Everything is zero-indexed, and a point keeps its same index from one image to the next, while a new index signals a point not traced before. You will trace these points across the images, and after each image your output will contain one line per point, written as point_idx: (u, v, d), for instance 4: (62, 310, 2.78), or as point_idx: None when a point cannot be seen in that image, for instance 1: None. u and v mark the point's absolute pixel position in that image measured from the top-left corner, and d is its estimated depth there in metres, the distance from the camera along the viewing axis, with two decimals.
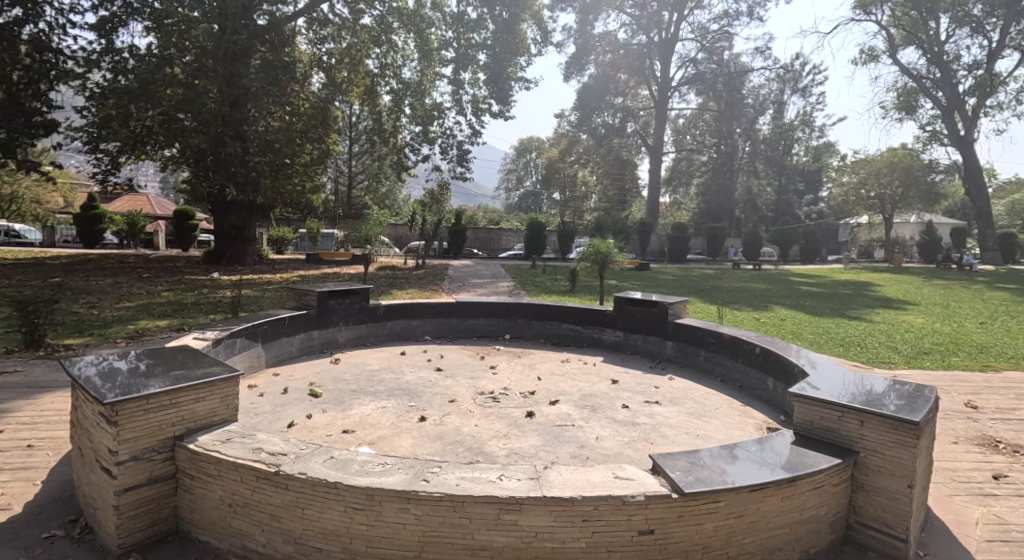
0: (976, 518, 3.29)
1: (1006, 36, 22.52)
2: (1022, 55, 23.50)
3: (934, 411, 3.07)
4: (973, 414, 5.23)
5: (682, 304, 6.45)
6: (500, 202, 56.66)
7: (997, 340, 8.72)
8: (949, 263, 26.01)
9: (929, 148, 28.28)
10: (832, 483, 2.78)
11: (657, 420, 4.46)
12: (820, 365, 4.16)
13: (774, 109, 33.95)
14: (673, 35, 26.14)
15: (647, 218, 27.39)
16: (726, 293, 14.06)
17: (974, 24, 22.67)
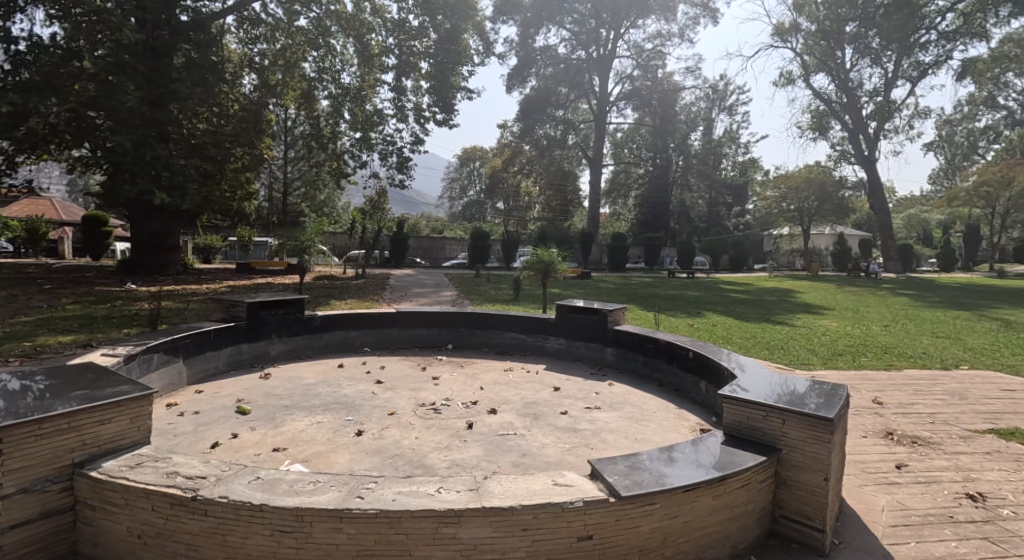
0: (885, 505, 3.54)
1: (900, 67, 24.80)
2: (913, 85, 25.93)
3: (848, 409, 3.27)
4: (879, 409, 5.66)
5: (621, 311, 6.62)
6: (443, 210, 56.32)
7: (900, 342, 9.52)
8: (857, 272, 28.16)
9: (839, 166, 30.66)
10: (759, 479, 2.91)
11: (598, 425, 4.53)
12: (748, 368, 4.38)
13: (704, 126, 35.86)
14: (610, 52, 27.07)
15: (588, 228, 27.99)
16: (664, 300, 14.57)
17: (873, 56, 24.81)
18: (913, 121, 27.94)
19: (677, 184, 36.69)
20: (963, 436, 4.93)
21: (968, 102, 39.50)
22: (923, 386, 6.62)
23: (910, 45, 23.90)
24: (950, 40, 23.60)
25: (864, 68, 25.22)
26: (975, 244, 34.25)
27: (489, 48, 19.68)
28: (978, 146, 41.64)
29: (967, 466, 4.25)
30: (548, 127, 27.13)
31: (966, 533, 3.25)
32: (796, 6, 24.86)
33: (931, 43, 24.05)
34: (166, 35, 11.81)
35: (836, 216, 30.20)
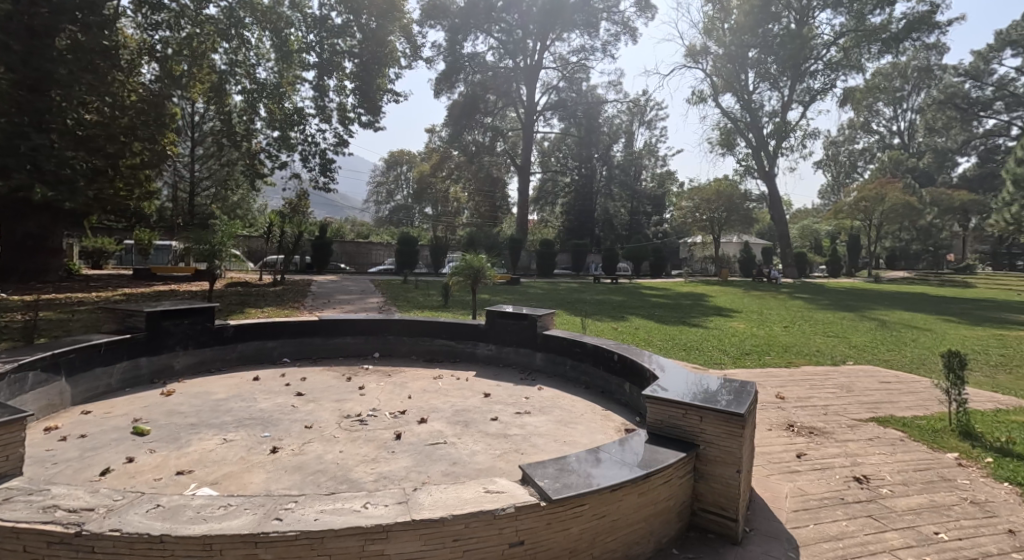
0: (788, 492, 3.80)
1: (795, 92, 27.05)
2: (807, 107, 28.30)
3: (756, 404, 3.47)
4: (782, 403, 6.09)
5: (549, 316, 6.69)
6: (369, 214, 54.85)
7: (798, 341, 10.36)
8: (761, 277, 30.30)
9: (745, 179, 32.91)
10: (679, 475, 3.02)
11: (528, 430, 4.54)
12: (669, 368, 4.55)
13: (625, 138, 37.41)
14: (536, 63, 27.57)
15: (516, 234, 28.23)
16: (590, 305, 14.96)
17: (772, 80, 26.92)
18: (805, 141, 30.53)
19: (601, 193, 37.95)
20: (851, 425, 5.42)
21: (851, 125, 43.92)
22: (820, 381, 7.21)
23: (801, 72, 26.18)
24: (834, 70, 26.04)
25: (764, 91, 27.33)
26: (859, 251, 37.99)
27: (416, 52, 19.51)
28: (859, 165, 46.44)
29: (855, 451, 4.66)
30: (476, 134, 27.28)
31: (856, 513, 3.55)
32: (706, 30, 26.67)
33: (818, 72, 26.49)
34: (47, 13, 10.94)
35: (743, 225, 32.40)
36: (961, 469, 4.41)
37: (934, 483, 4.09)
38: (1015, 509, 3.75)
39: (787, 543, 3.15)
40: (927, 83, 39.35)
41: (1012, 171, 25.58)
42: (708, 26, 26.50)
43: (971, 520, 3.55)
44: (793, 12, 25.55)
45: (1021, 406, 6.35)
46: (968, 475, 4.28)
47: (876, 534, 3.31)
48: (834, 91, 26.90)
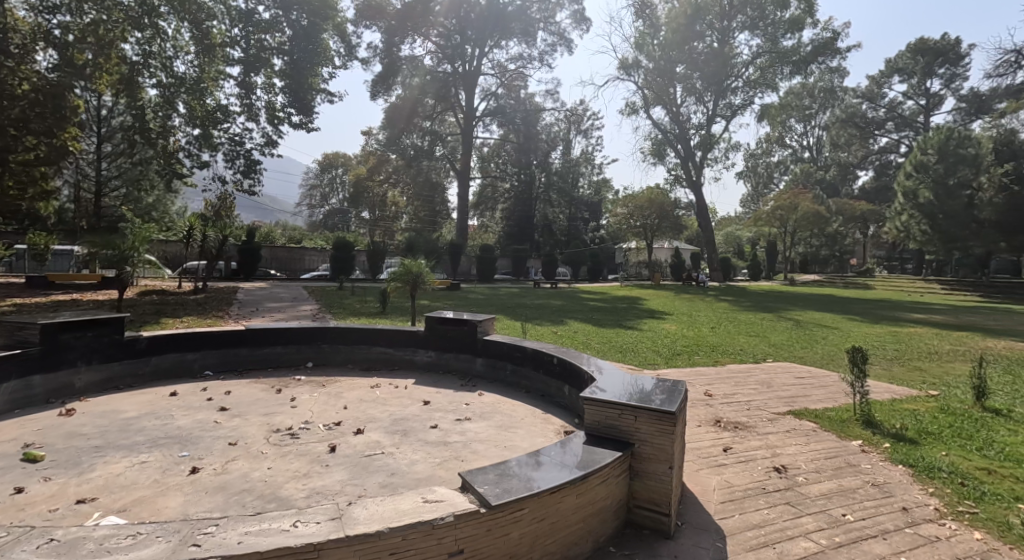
0: (716, 485, 3.96)
1: (719, 106, 28.56)
2: (730, 121, 29.91)
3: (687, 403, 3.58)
4: (710, 400, 6.37)
5: (489, 320, 6.66)
6: (300, 217, 52.66)
7: (725, 341, 10.91)
8: (691, 281, 31.68)
9: (675, 188, 34.37)
10: (617, 474, 3.07)
11: (468, 436, 4.49)
12: (606, 370, 4.63)
13: (563, 145, 38.15)
14: (474, 69, 27.65)
15: (456, 239, 28.05)
16: (530, 310, 15.11)
17: (698, 95, 28.32)
18: (729, 153, 32.25)
19: (540, 199, 38.47)
20: (772, 418, 5.74)
21: (768, 139, 46.99)
22: (744, 378, 7.61)
23: (724, 88, 27.72)
24: (752, 88, 27.74)
25: (690, 104, 28.67)
26: (777, 257, 40.55)
27: (350, 52, 19.06)
28: (775, 176, 49.76)
29: (775, 443, 4.93)
30: (414, 137, 26.99)
31: (777, 501, 3.75)
32: (637, 44, 27.70)
33: (739, 88, 28.10)
34: None
35: (673, 232, 33.79)
36: (864, 454, 4.77)
37: (842, 469, 4.39)
38: (908, 488, 4.10)
39: (716, 534, 3.28)
40: (832, 103, 42.80)
41: (904, 183, 28.26)
42: (639, 41, 27.59)
43: (872, 500, 3.84)
44: (715, 31, 26.98)
45: (913, 395, 6.97)
46: (870, 460, 4.64)
47: (792, 519, 3.51)
48: (753, 108, 28.60)
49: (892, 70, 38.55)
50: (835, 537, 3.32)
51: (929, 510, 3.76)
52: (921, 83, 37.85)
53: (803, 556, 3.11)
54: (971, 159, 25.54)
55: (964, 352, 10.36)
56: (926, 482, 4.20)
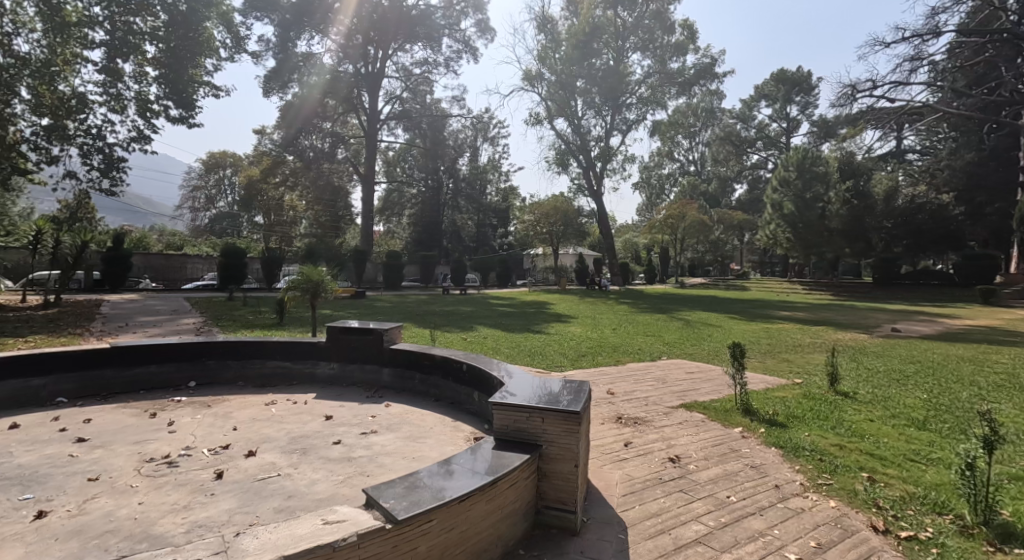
0: (618, 479, 4.09)
1: (617, 120, 30.11)
2: (627, 134, 31.59)
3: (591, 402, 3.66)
4: (612, 398, 6.62)
5: (396, 329, 6.45)
6: (179, 221, 47.75)
7: (625, 341, 11.45)
8: (594, 286, 32.97)
9: (578, 197, 35.65)
10: (524, 476, 3.06)
11: (374, 450, 4.27)
12: (515, 375, 4.62)
13: (470, 152, 38.31)
14: (378, 71, 27.06)
15: (360, 245, 27.06)
16: (439, 317, 14.91)
17: (598, 109, 29.67)
18: (626, 165, 34.05)
19: (448, 206, 38.32)
20: (668, 412, 6.07)
21: (659, 153, 50.29)
22: (643, 376, 8.01)
23: (621, 104, 29.28)
24: (645, 105, 29.50)
25: (590, 117, 29.95)
26: (670, 262, 43.42)
27: (239, 45, 17.88)
28: (666, 187, 53.34)
29: (670, 435, 5.20)
30: (314, 139, 25.74)
31: (672, 490, 3.94)
32: (540, 57, 28.51)
33: (633, 105, 29.74)
34: None
35: (577, 238, 35.01)
36: (744, 440, 5.17)
37: (727, 454, 4.72)
38: (779, 467, 4.50)
39: (619, 526, 3.37)
40: (713, 122, 46.82)
41: (772, 196, 31.51)
42: (542, 54, 28.41)
43: (752, 481, 4.16)
44: (611, 50, 28.45)
45: (782, 383, 7.72)
46: (749, 444, 5.03)
47: (685, 505, 3.71)
48: (646, 123, 30.44)
49: (760, 96, 42.93)
50: (721, 518, 3.54)
51: (797, 485, 4.14)
52: (782, 108, 42.58)
53: (695, 539, 3.29)
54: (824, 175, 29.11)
55: (821, 344, 11.71)
56: (793, 461, 4.63)
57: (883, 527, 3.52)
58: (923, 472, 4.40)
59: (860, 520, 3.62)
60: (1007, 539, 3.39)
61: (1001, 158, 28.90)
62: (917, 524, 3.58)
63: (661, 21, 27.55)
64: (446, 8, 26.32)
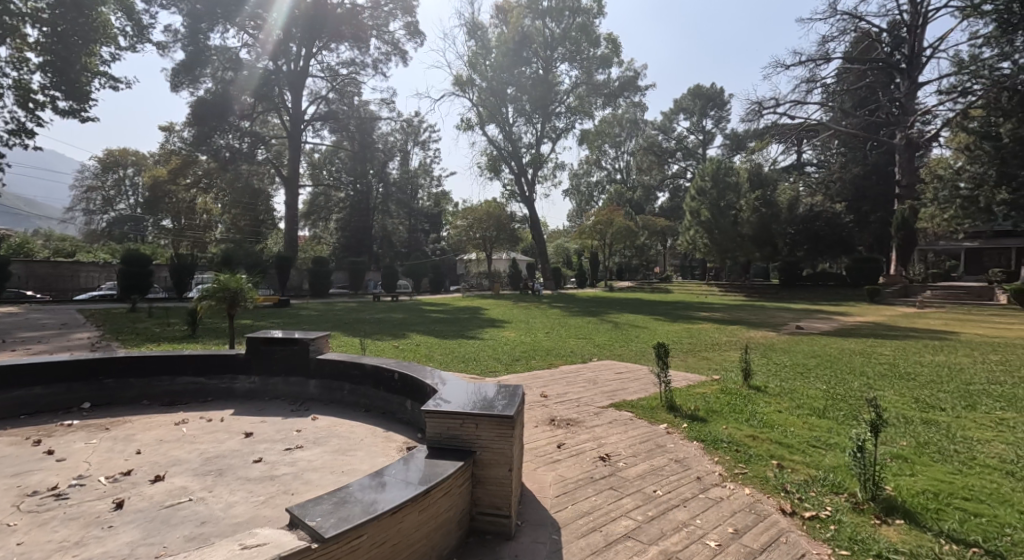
0: (551, 480, 4.09)
1: (547, 128, 30.62)
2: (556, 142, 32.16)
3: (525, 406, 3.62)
4: (544, 400, 6.66)
5: (324, 338, 6.16)
6: (73, 225, 43.42)
7: (558, 344, 11.58)
8: (527, 290, 33.23)
9: (511, 202, 35.86)
10: (458, 484, 2.97)
11: (299, 466, 4.03)
12: (450, 380, 4.53)
13: (400, 156, 37.68)
14: (302, 69, 26.09)
15: (284, 251, 25.80)
16: (369, 324, 14.46)
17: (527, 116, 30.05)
18: (556, 171, 34.66)
19: (378, 211, 37.42)
20: (599, 411, 6.18)
21: (587, 161, 51.70)
22: (575, 377, 8.13)
23: (551, 112, 29.81)
24: (573, 113, 30.19)
25: (521, 124, 30.29)
26: (599, 266, 44.62)
27: (141, 34, 16.65)
28: (594, 194, 54.84)
29: (600, 434, 5.28)
30: (229, 138, 24.04)
31: (603, 487, 3.99)
32: (471, 63, 28.56)
33: (562, 113, 30.32)
34: None
35: (510, 243, 35.18)
36: (668, 435, 5.33)
37: (653, 450, 4.85)
38: (700, 459, 4.67)
39: (552, 527, 3.36)
40: (638, 132, 48.81)
41: (691, 203, 33.14)
42: (472, 60, 28.47)
43: (676, 474, 4.29)
44: (540, 59, 28.94)
45: (702, 380, 8.08)
46: (673, 439, 5.20)
47: (615, 502, 3.75)
48: (574, 132, 31.14)
49: (679, 109, 45.22)
50: (648, 512, 3.62)
51: (716, 476, 4.31)
52: (698, 121, 45.08)
53: (624, 534, 3.33)
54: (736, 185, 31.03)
55: (737, 342, 12.40)
56: (712, 453, 4.83)
57: (790, 510, 3.73)
58: (823, 456, 4.73)
59: (771, 505, 3.81)
60: (891, 512, 3.69)
61: (881, 172, 32.18)
62: (818, 504, 3.82)
63: (587, 34, 28.43)
64: (373, 8, 25.73)
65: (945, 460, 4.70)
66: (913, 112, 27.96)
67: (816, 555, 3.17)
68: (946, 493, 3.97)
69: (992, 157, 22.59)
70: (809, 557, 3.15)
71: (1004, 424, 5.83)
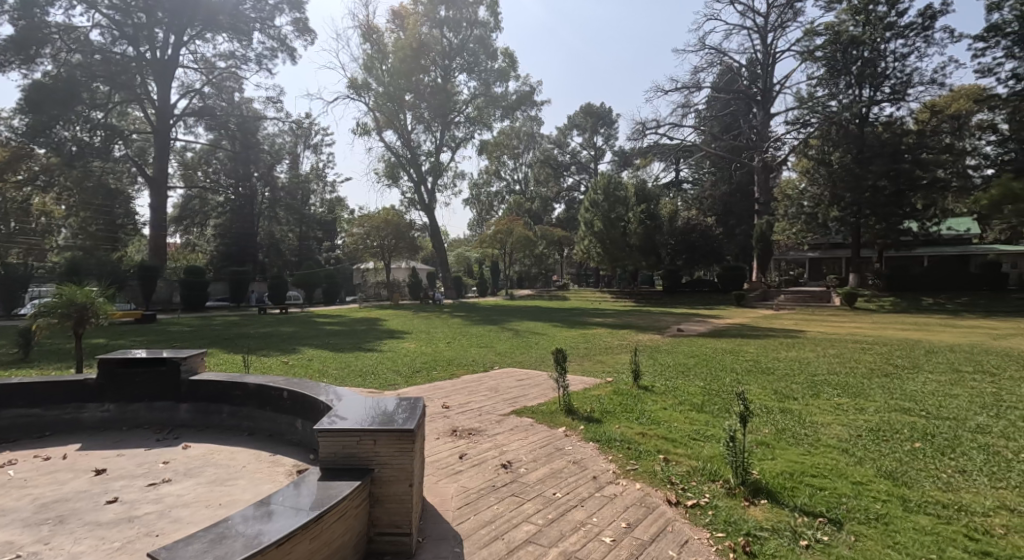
0: (452, 492, 3.89)
1: (445, 136, 30.40)
2: (455, 151, 32.03)
3: (426, 419, 3.40)
4: (446, 411, 6.43)
5: (198, 356, 5.48)
6: None
7: (459, 354, 11.38)
8: (426, 300, 32.64)
9: (410, 211, 35.07)
10: (354, 506, 2.69)
11: (166, 503, 3.48)
12: (344, 396, 4.17)
13: (290, 159, 35.54)
14: (170, 58, 23.72)
15: (149, 259, 23.10)
16: (253, 339, 13.29)
17: (426, 124, 29.62)
18: (456, 181, 34.46)
19: (264, 216, 34.95)
20: (501, 419, 6.08)
21: (487, 171, 52.17)
22: (477, 386, 7.98)
23: (449, 121, 29.72)
24: (472, 124, 30.36)
25: (419, 132, 29.87)
26: (499, 275, 45.05)
27: None
28: (494, 204, 55.46)
29: (501, 442, 5.17)
30: (76, 129, 21.35)
31: (504, 495, 3.87)
32: (366, 67, 27.79)
33: (461, 123, 30.34)
34: None
35: (410, 252, 34.35)
36: (566, 438, 5.35)
37: (552, 454, 4.82)
38: (596, 459, 4.72)
39: (454, 540, 3.18)
40: (534, 145, 50.24)
41: (584, 215, 34.60)
42: (367, 64, 27.62)
43: (574, 476, 4.28)
44: (438, 69, 28.85)
45: (597, 383, 8.29)
46: (570, 442, 5.23)
47: (516, 508, 3.64)
48: (473, 142, 31.25)
49: (572, 125, 47.08)
50: (549, 515, 3.55)
51: (610, 474, 4.37)
52: (590, 137, 47.25)
53: (526, 539, 3.23)
54: (624, 199, 32.90)
55: (628, 345, 12.95)
56: (607, 452, 4.90)
57: (675, 500, 3.84)
58: (702, 447, 4.97)
59: (658, 497, 3.91)
60: (757, 494, 3.93)
61: (744, 190, 35.82)
62: (698, 492, 3.99)
63: (484, 47, 28.74)
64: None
65: (798, 443, 5.15)
66: (768, 138, 31.36)
67: (697, 540, 3.28)
68: (799, 472, 4.33)
69: (826, 181, 26.05)
70: (693, 543, 3.25)
71: (842, 408, 6.57)
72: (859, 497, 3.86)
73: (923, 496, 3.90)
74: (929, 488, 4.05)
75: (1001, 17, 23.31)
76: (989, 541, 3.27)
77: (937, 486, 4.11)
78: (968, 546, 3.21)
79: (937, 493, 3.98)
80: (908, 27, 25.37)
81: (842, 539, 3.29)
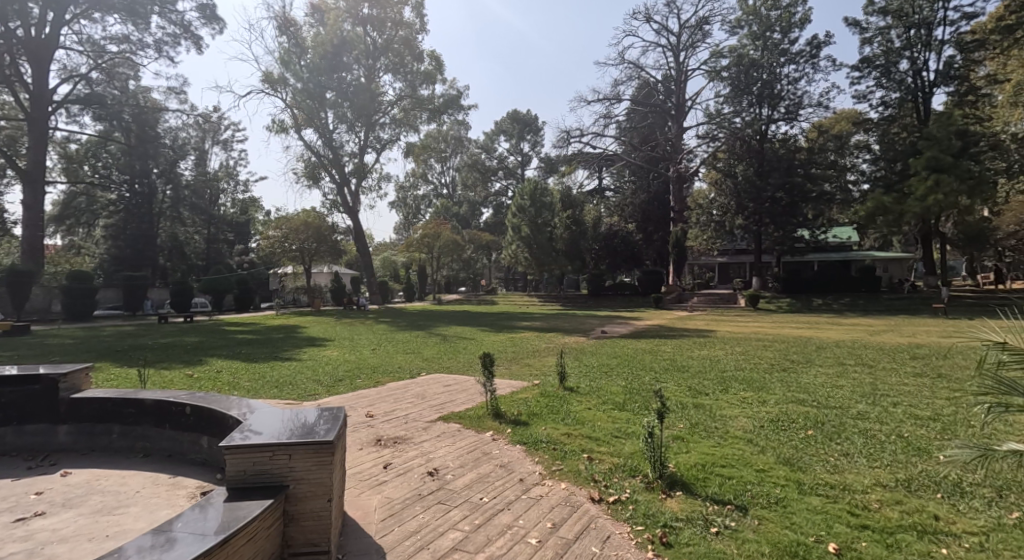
0: (376, 504, 3.66)
1: (369, 137, 29.35)
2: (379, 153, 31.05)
3: (349, 431, 3.17)
4: (370, 421, 6.12)
5: (83, 372, 4.86)
6: None
7: (384, 361, 10.97)
8: (349, 305, 31.35)
9: (332, 213, 33.53)
10: (266, 526, 2.43)
11: (38, 539, 3.01)
12: (257, 409, 3.83)
13: (195, 156, 33.09)
14: (49, 38, 21.23)
15: (22, 263, 20.44)
16: (153, 351, 12.13)
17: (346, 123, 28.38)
18: (381, 183, 33.45)
19: (166, 217, 32.23)
20: (429, 427, 5.87)
21: (413, 174, 51.22)
22: (403, 393, 7.69)
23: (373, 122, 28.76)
24: (397, 126, 29.60)
25: (342, 132, 28.54)
26: (425, 280, 44.26)
27: None
28: (421, 208, 54.66)
29: (427, 450, 4.98)
30: None
31: (431, 503, 3.70)
32: (283, 61, 26.31)
33: (386, 124, 29.47)
34: None
35: (332, 256, 32.77)
36: (494, 442, 5.24)
37: (479, 459, 4.70)
38: (523, 461, 4.66)
39: (377, 555, 2.97)
40: (462, 149, 50.01)
41: (511, 219, 34.75)
42: (284, 58, 26.19)
43: (501, 479, 4.18)
44: (362, 67, 27.83)
45: (525, 386, 8.24)
46: (498, 445, 5.12)
47: (442, 516, 3.48)
48: (399, 144, 30.47)
49: (499, 131, 47.32)
50: (475, 521, 3.42)
51: (536, 475, 4.31)
52: (517, 144, 47.68)
53: (452, 546, 3.08)
54: (549, 205, 33.44)
55: (555, 348, 13.03)
56: (533, 454, 4.86)
57: (598, 497, 3.84)
58: (623, 445, 5.04)
59: (582, 495, 3.90)
60: (673, 486, 4.02)
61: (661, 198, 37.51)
62: (618, 488, 4.02)
63: (410, 48, 28.18)
64: None
65: (709, 436, 5.35)
66: (681, 150, 32.99)
67: (619, 535, 3.27)
68: (710, 463, 4.48)
69: (733, 190, 27.83)
70: (614, 538, 3.24)
71: (747, 402, 6.93)
72: (761, 484, 4.05)
73: (814, 478, 4.16)
74: (819, 472, 4.32)
75: (873, 50, 26.05)
76: (867, 516, 3.52)
77: (826, 469, 4.39)
78: (851, 522, 3.42)
79: (825, 475, 4.25)
80: (798, 54, 27.72)
81: (748, 523, 3.41)
